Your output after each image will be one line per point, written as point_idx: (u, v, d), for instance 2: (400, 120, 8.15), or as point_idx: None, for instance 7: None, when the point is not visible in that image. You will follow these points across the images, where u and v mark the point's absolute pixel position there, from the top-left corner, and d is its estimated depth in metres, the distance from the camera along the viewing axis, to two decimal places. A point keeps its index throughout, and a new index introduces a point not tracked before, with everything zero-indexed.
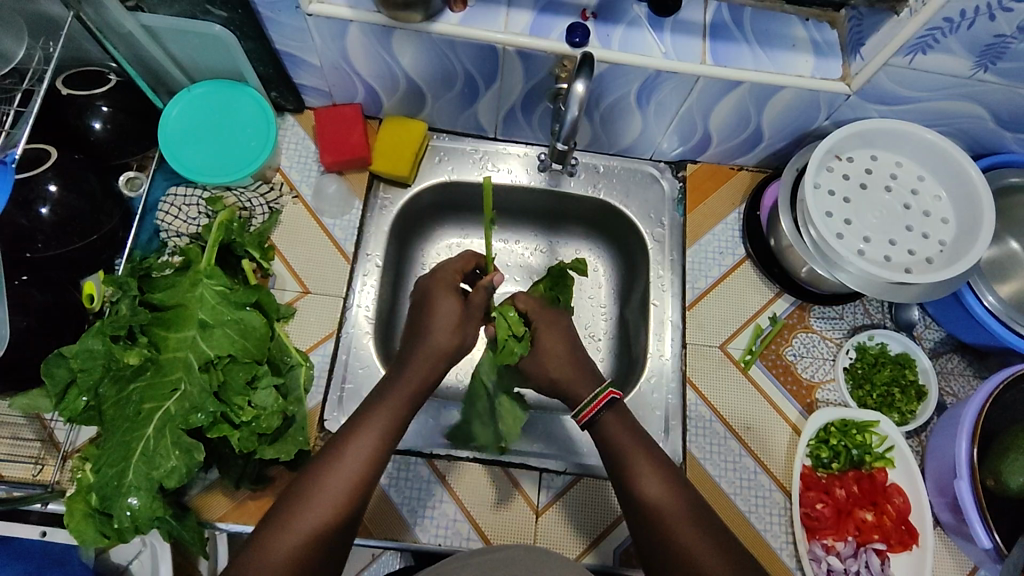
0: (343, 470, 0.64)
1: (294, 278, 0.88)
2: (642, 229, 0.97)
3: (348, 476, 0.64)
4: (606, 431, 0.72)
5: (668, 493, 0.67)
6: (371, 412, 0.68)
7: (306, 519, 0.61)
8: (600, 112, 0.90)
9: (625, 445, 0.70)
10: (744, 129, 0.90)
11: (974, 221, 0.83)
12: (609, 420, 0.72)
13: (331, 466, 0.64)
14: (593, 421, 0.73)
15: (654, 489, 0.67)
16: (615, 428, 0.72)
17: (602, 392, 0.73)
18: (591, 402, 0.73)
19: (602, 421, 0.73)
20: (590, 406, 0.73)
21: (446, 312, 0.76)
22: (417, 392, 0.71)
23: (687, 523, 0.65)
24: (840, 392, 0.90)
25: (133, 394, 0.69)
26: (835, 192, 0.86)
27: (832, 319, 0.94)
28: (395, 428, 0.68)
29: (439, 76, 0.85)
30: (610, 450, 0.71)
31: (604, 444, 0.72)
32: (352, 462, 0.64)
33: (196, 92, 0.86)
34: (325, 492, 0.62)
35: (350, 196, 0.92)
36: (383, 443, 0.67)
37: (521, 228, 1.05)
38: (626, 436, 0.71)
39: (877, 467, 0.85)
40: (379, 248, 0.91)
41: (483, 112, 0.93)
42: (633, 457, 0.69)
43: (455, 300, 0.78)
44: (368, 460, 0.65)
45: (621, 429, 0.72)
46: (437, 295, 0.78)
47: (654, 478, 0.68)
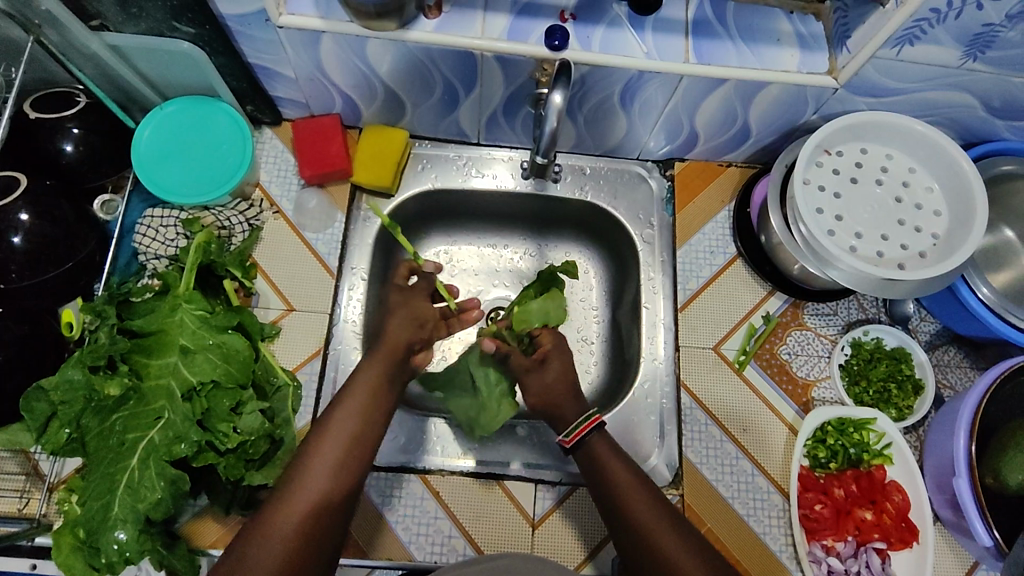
0: (317, 471, 0.63)
1: (278, 296, 0.86)
2: (632, 230, 0.96)
3: (325, 474, 0.63)
4: (592, 451, 0.72)
5: (655, 513, 0.66)
6: (338, 412, 0.68)
7: (283, 523, 0.59)
8: (584, 113, 0.88)
9: (609, 466, 0.71)
10: (731, 125, 0.89)
11: (966, 212, 0.82)
12: (596, 443, 0.73)
13: (306, 468, 0.63)
14: (580, 441, 0.73)
15: (641, 508, 0.67)
16: (603, 449, 0.72)
17: (590, 415, 0.74)
18: (580, 422, 0.73)
19: (591, 442, 0.73)
20: (580, 427, 0.73)
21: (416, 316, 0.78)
22: (385, 388, 0.71)
23: (679, 542, 0.64)
24: (835, 390, 0.89)
25: (117, 424, 0.68)
26: (826, 187, 0.84)
27: (826, 315, 0.92)
28: (366, 426, 0.68)
29: (417, 82, 0.83)
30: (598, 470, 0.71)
31: (590, 467, 0.72)
32: (325, 465, 0.64)
33: (167, 110, 0.84)
34: (300, 496, 0.61)
35: (332, 209, 0.90)
36: (354, 444, 0.66)
37: (508, 233, 1.03)
38: (611, 458, 0.71)
39: (875, 464, 0.84)
40: (364, 261, 0.89)
41: (464, 119, 0.91)
42: (620, 478, 0.70)
43: (426, 304, 0.81)
44: (340, 460, 0.65)
45: (607, 451, 0.72)
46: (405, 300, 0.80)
47: (639, 496, 0.68)
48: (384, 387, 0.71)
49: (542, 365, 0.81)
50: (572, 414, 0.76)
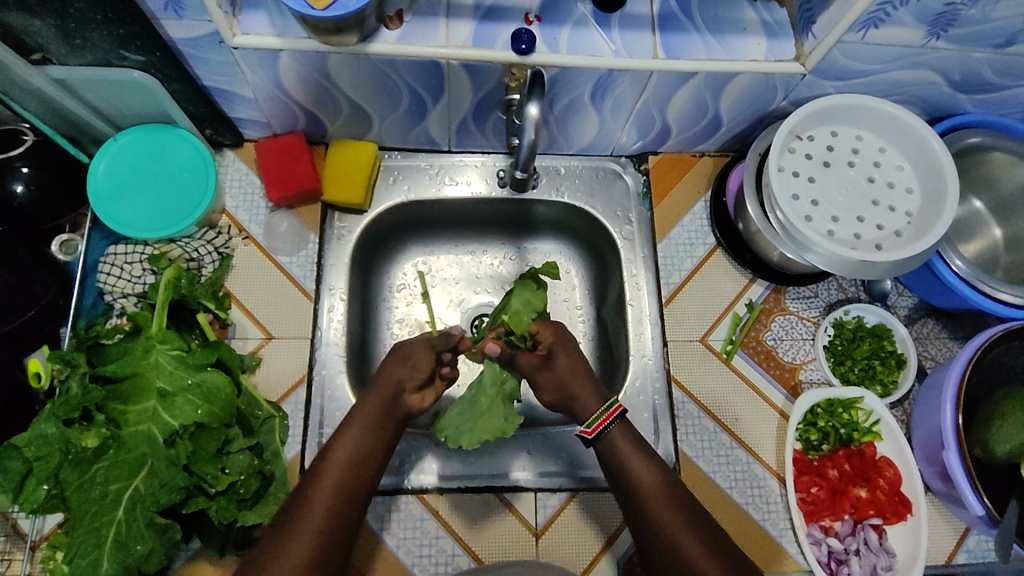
0: (320, 498, 0.62)
1: (255, 325, 0.83)
2: (611, 228, 0.95)
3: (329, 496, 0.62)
4: (611, 444, 0.73)
5: (682, 523, 0.65)
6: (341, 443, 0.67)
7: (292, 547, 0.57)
8: (556, 113, 0.86)
9: (628, 458, 0.71)
10: (702, 117, 0.88)
11: (937, 189, 0.83)
12: (617, 434, 0.73)
13: (308, 498, 0.62)
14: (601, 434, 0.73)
15: (658, 497, 0.68)
16: (622, 439, 0.73)
17: (611, 406, 0.74)
18: (604, 413, 0.73)
19: (611, 433, 0.73)
20: (602, 418, 0.73)
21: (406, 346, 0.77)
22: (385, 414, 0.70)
23: (696, 541, 0.64)
24: (822, 371, 0.89)
25: (97, 476, 0.65)
26: (800, 172, 0.85)
27: (807, 298, 0.93)
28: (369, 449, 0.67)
29: (383, 94, 0.81)
30: (618, 462, 0.71)
31: (609, 458, 0.72)
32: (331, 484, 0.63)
33: (121, 141, 0.80)
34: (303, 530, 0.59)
35: (305, 230, 0.87)
36: (355, 475, 0.65)
37: (485, 237, 1.02)
38: (635, 457, 0.71)
39: (866, 442, 0.85)
40: (342, 280, 0.86)
41: (433, 127, 0.89)
42: (637, 467, 0.70)
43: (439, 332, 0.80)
44: (342, 488, 0.63)
45: (628, 445, 0.72)
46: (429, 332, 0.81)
47: (659, 494, 0.68)
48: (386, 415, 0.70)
49: (551, 359, 0.80)
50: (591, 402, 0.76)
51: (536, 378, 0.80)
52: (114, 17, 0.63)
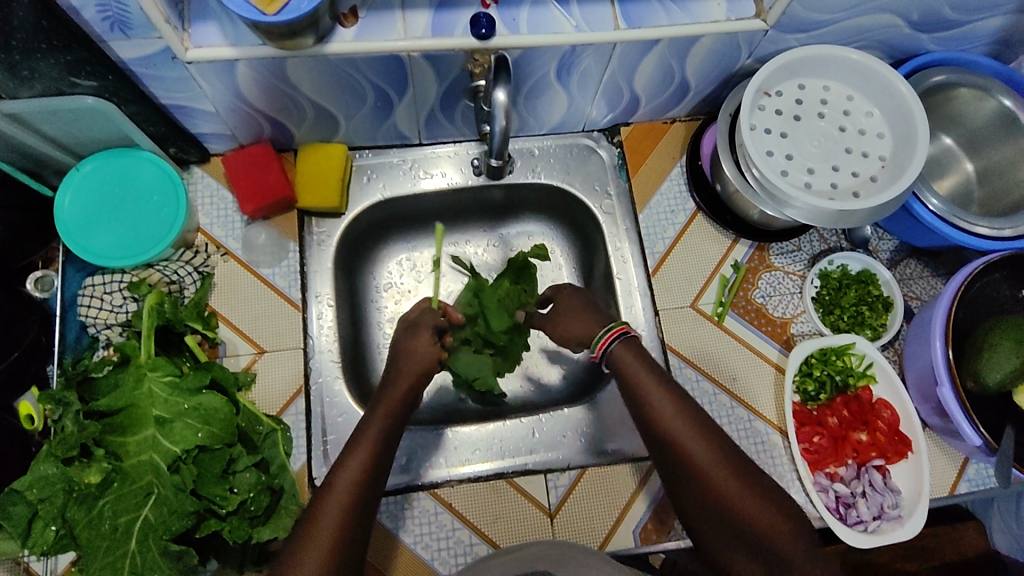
0: (339, 494, 0.61)
1: (245, 340, 0.81)
2: (591, 204, 0.96)
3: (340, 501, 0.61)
4: (619, 361, 0.73)
5: (709, 449, 0.65)
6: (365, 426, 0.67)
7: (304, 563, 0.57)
8: (524, 94, 0.86)
9: (637, 378, 0.71)
10: (669, 83, 0.88)
11: (907, 131, 0.83)
12: (622, 351, 0.74)
13: (327, 495, 0.61)
14: (606, 353, 0.75)
15: (672, 418, 0.68)
16: (629, 357, 0.73)
17: (614, 328, 0.75)
18: (606, 333, 0.75)
19: (615, 352, 0.74)
20: (606, 337, 0.75)
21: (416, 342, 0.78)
22: (395, 413, 0.70)
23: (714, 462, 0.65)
24: (812, 322, 0.90)
25: (105, 510, 0.64)
26: (772, 128, 0.85)
27: (791, 253, 0.94)
28: (381, 448, 0.66)
29: (347, 93, 0.79)
30: (628, 381, 0.72)
31: (622, 380, 0.73)
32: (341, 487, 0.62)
33: (84, 170, 0.79)
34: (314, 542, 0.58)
35: (284, 240, 0.86)
36: (369, 478, 0.63)
37: (467, 228, 1.03)
38: (651, 383, 0.70)
39: (862, 386, 0.86)
40: (328, 285, 0.86)
41: (401, 122, 0.88)
42: (650, 390, 0.70)
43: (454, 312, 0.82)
44: (356, 486, 0.62)
45: (638, 364, 0.72)
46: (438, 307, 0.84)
47: (675, 418, 0.67)
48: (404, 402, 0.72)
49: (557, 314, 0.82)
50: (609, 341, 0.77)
51: None
52: (58, 45, 0.62)
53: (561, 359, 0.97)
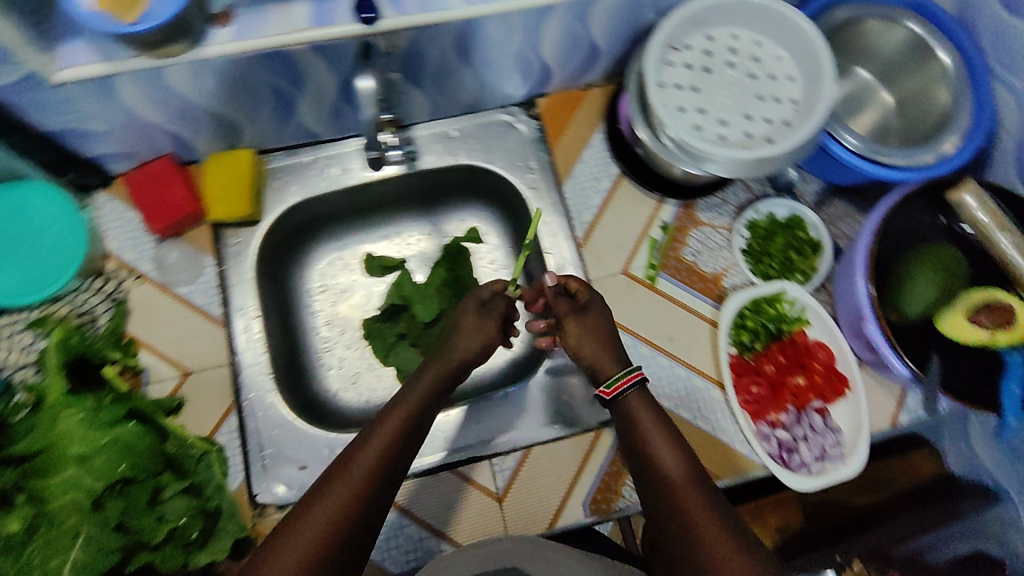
0: (347, 484, 0.58)
1: (169, 365, 0.80)
2: (515, 180, 0.93)
3: (346, 493, 0.58)
4: (627, 408, 0.69)
5: (701, 501, 0.59)
6: (375, 432, 0.63)
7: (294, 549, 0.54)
8: (428, 75, 0.83)
9: (644, 429, 0.67)
10: (577, 49, 0.86)
11: (814, 71, 0.81)
12: (635, 399, 0.69)
13: (334, 482, 0.59)
14: (620, 398, 0.69)
15: (677, 475, 0.62)
16: (639, 405, 0.69)
17: (634, 368, 0.71)
18: (625, 375, 0.70)
19: (630, 398, 0.69)
20: (620, 380, 0.70)
21: (466, 324, 0.76)
22: (419, 411, 0.67)
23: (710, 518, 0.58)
24: (743, 274, 0.91)
25: (33, 559, 0.61)
26: (682, 83, 0.83)
27: (717, 206, 0.93)
28: (399, 447, 0.63)
29: (241, 96, 0.76)
30: (634, 431, 0.67)
31: (629, 428, 0.68)
32: (352, 477, 0.59)
33: None
34: (308, 528, 0.55)
35: (198, 255, 0.84)
36: (383, 473, 0.60)
37: (397, 219, 1.00)
38: (658, 433, 0.66)
39: (796, 331, 0.87)
40: (250, 296, 0.83)
41: (304, 118, 0.84)
42: (654, 442, 0.65)
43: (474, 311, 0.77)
44: (366, 479, 0.59)
45: (646, 413, 0.68)
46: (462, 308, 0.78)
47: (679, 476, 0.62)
48: (416, 414, 0.67)
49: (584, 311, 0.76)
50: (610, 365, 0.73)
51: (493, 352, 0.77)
52: None
53: None
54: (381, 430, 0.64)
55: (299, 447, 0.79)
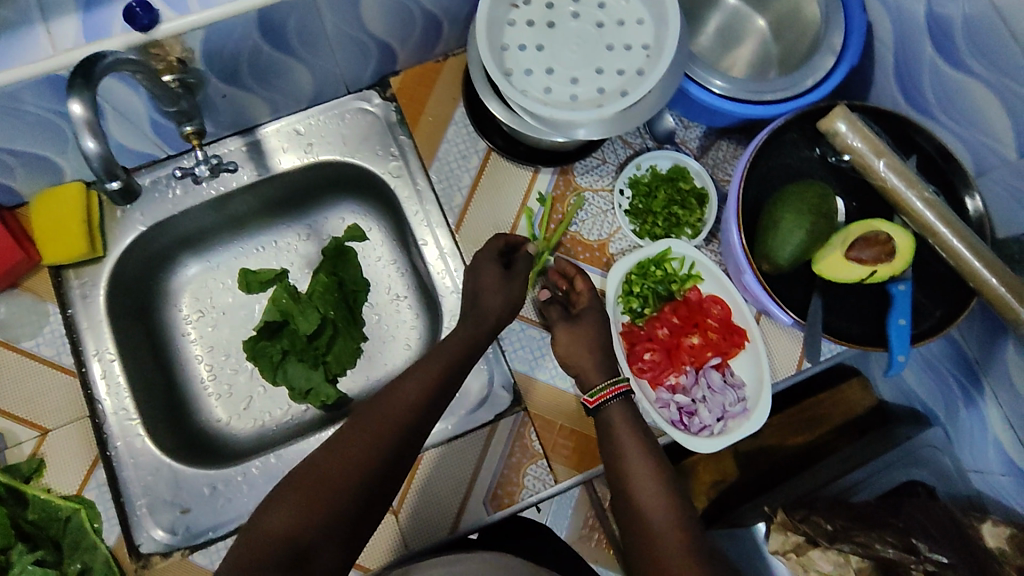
0: (360, 448, 0.58)
1: (25, 425, 0.75)
2: (377, 170, 0.87)
3: (361, 449, 0.58)
4: (610, 422, 0.71)
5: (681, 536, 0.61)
6: (400, 392, 0.63)
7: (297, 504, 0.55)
8: (251, 74, 0.76)
9: (631, 455, 0.68)
10: (411, 21, 0.79)
11: (661, 11, 0.75)
12: (615, 412, 0.71)
13: (348, 440, 0.59)
14: (602, 406, 0.72)
15: (662, 506, 0.64)
16: (620, 422, 0.71)
17: (619, 381, 0.72)
18: (610, 386, 0.72)
19: (613, 409, 0.71)
20: (603, 391, 0.72)
21: (490, 281, 0.75)
22: (451, 374, 0.67)
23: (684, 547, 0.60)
24: (629, 237, 0.86)
25: None
26: (524, 43, 0.76)
27: (596, 168, 0.88)
28: (420, 416, 0.63)
29: (36, 128, 0.69)
30: (619, 453, 0.68)
31: (610, 450, 0.69)
32: (362, 441, 0.59)
33: None
34: (313, 484, 0.56)
35: (42, 303, 0.79)
36: (395, 440, 0.60)
37: (271, 227, 0.94)
38: (642, 460, 0.67)
39: (688, 289, 0.83)
40: (106, 340, 0.78)
41: (126, 140, 0.78)
42: (637, 468, 0.67)
43: (497, 272, 0.76)
44: (375, 445, 0.59)
45: (632, 435, 0.70)
46: (478, 268, 0.76)
47: (661, 505, 0.64)
48: (443, 383, 0.66)
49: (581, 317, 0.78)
50: (595, 375, 0.74)
51: None
52: None
53: (400, 340, 0.93)
54: (409, 391, 0.63)
55: (176, 490, 0.75)
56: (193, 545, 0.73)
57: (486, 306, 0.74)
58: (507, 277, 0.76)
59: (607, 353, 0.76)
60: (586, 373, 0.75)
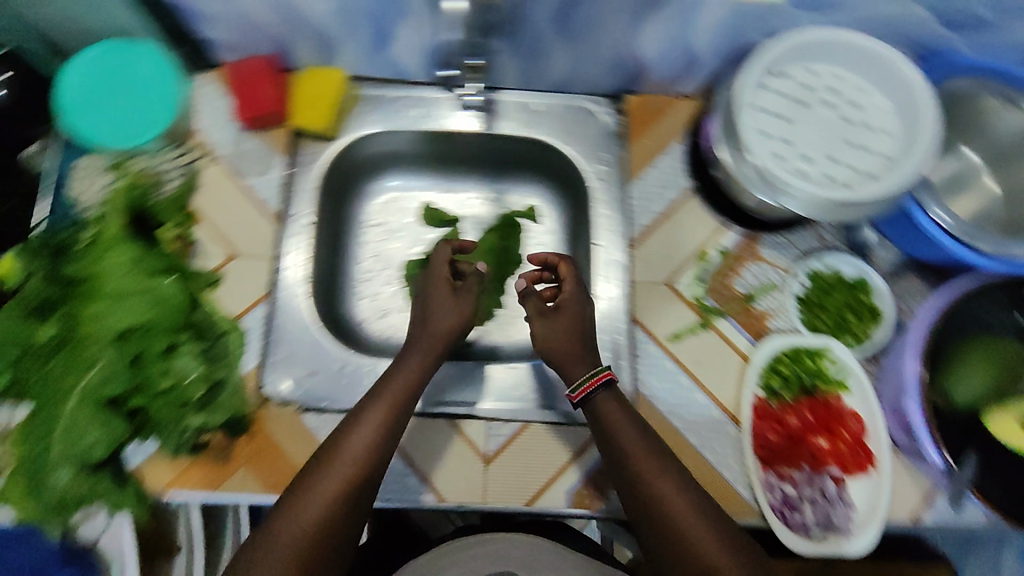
0: (361, 448, 0.64)
1: (218, 245, 0.84)
2: (585, 167, 0.93)
3: (365, 443, 0.65)
4: (602, 411, 0.70)
5: (711, 534, 0.62)
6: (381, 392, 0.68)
7: (319, 499, 0.61)
8: (527, 41, 0.85)
9: (632, 446, 0.67)
10: (678, 53, 0.86)
11: (913, 131, 0.79)
12: (605, 401, 0.71)
13: (347, 441, 0.65)
14: (587, 401, 0.71)
15: (678, 503, 0.64)
16: (614, 409, 0.70)
17: (596, 372, 0.72)
18: (589, 378, 0.71)
19: (600, 400, 0.71)
20: (586, 384, 0.71)
21: (439, 304, 0.77)
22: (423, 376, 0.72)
23: (718, 542, 0.61)
24: (790, 320, 0.87)
25: (53, 371, 0.68)
26: (775, 110, 0.81)
27: (782, 247, 0.90)
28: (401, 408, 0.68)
29: (345, 13, 0.80)
30: (621, 445, 0.68)
31: (603, 432, 0.69)
32: (361, 440, 0.65)
33: (89, 55, 0.81)
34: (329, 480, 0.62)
35: (272, 154, 0.89)
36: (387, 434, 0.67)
37: (463, 177, 1.03)
38: (643, 449, 0.67)
39: (831, 392, 0.83)
40: (308, 207, 0.88)
41: (401, 55, 0.88)
42: (644, 466, 0.66)
43: (448, 292, 0.79)
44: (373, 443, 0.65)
45: (628, 424, 0.69)
46: (428, 289, 0.79)
47: (677, 500, 0.64)
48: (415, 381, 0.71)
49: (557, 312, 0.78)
50: (579, 368, 0.74)
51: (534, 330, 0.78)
52: None
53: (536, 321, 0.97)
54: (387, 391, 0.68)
55: (314, 352, 0.81)
56: (308, 406, 0.79)
57: (431, 326, 0.75)
58: (458, 295, 0.79)
59: (585, 345, 0.76)
60: (567, 366, 0.75)
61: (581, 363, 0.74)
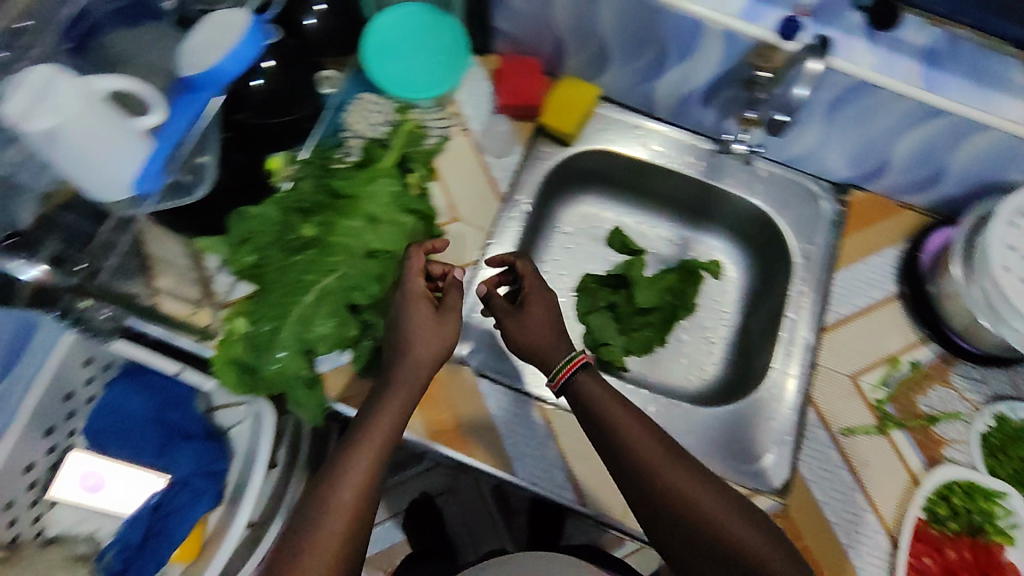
0: (358, 475, 0.63)
1: (447, 205, 0.92)
2: (793, 242, 0.95)
3: (362, 469, 0.63)
4: (579, 389, 0.72)
5: (745, 524, 0.64)
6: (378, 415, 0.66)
7: (326, 532, 0.60)
8: None
9: (623, 425, 0.69)
10: (926, 165, 0.88)
11: None
12: (585, 380, 0.73)
13: (343, 469, 0.63)
14: (565, 384, 0.73)
15: (697, 492, 0.65)
16: (591, 385, 0.72)
17: (573, 356, 0.73)
18: (567, 363, 0.73)
19: (578, 380, 0.73)
20: (567, 367, 0.73)
21: (418, 328, 0.70)
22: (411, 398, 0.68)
23: (748, 532, 0.63)
24: (970, 454, 0.84)
25: (297, 264, 0.74)
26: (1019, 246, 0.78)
27: (975, 380, 0.88)
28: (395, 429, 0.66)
29: (634, 39, 0.85)
30: (618, 433, 0.68)
31: (586, 410, 0.71)
32: (359, 468, 0.63)
33: (407, 9, 0.89)
34: (333, 511, 0.61)
35: (514, 141, 0.96)
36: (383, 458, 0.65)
37: (658, 214, 1.07)
38: (642, 433, 0.68)
39: (995, 540, 0.80)
40: (528, 195, 0.95)
41: (661, 91, 0.94)
42: (652, 456, 0.67)
43: (429, 310, 0.71)
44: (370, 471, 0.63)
45: (621, 412, 0.70)
46: (405, 308, 0.71)
47: (695, 484, 0.66)
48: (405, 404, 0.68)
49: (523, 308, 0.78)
50: (558, 352, 0.75)
51: (510, 327, 0.78)
52: None
53: (694, 367, 0.99)
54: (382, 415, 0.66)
55: None
56: None
57: (410, 352, 0.69)
58: (440, 317, 0.71)
59: (558, 331, 0.77)
60: (545, 354, 0.75)
61: (563, 346, 0.76)
